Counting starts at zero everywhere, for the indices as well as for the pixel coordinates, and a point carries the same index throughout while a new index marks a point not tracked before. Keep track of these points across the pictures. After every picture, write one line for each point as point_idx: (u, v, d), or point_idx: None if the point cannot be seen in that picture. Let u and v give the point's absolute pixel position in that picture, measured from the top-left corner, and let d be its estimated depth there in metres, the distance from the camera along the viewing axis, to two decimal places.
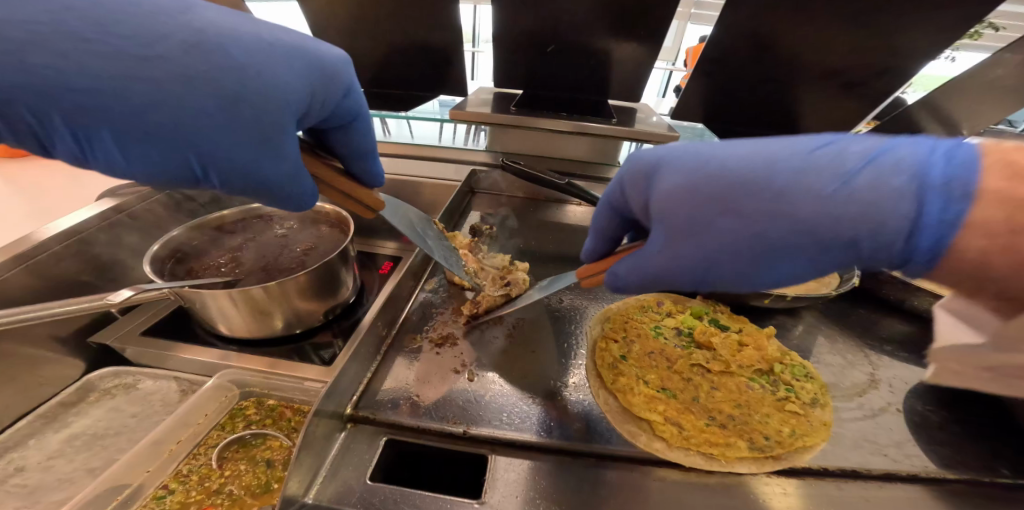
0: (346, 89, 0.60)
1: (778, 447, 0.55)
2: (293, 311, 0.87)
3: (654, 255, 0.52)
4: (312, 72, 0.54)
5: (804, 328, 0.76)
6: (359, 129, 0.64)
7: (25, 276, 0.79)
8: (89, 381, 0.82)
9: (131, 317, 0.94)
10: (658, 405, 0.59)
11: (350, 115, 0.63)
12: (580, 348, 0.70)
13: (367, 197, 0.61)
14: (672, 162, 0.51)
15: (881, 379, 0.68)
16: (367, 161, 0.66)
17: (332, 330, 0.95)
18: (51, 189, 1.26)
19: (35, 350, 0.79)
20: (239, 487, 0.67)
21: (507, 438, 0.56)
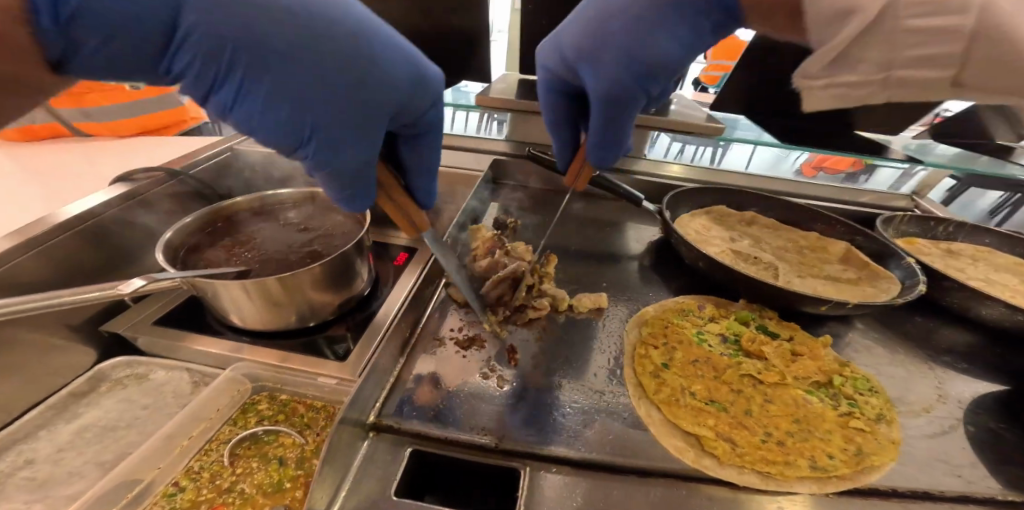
0: (435, 103, 0.60)
1: (843, 467, 0.49)
2: (308, 304, 0.84)
3: (596, 92, 0.67)
4: (420, 82, 0.54)
5: (857, 335, 0.70)
6: (433, 145, 0.64)
7: (38, 260, 0.76)
8: (101, 370, 0.79)
9: (144, 305, 0.91)
10: (707, 419, 0.54)
11: (430, 126, 0.62)
12: (617, 354, 0.65)
13: (417, 217, 0.61)
14: (584, 38, 0.67)
15: (948, 395, 0.62)
16: (426, 179, 0.66)
17: (346, 323, 0.91)
18: (65, 172, 1.23)
19: (46, 337, 0.76)
20: (251, 485, 0.63)
21: (542, 450, 0.51)
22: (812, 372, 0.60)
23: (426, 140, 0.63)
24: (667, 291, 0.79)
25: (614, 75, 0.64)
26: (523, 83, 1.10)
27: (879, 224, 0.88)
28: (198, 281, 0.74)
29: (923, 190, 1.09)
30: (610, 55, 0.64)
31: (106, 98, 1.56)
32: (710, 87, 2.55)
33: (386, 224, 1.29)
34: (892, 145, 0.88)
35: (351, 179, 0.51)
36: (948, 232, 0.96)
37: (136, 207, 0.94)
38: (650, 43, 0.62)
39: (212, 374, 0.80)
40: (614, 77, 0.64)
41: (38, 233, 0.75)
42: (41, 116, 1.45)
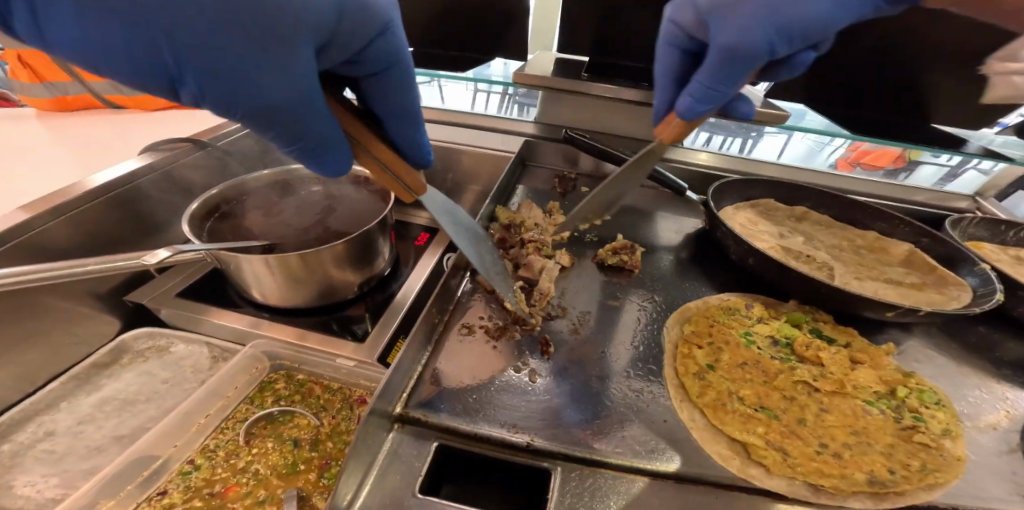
0: (381, 31, 0.48)
1: (905, 483, 0.45)
2: (329, 282, 0.82)
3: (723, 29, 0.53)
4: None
5: (916, 344, 0.64)
6: (397, 83, 0.52)
7: (67, 227, 0.75)
8: (123, 342, 0.79)
9: (167, 277, 0.90)
10: (756, 427, 0.50)
11: (383, 62, 0.51)
12: (655, 352, 0.61)
13: (409, 178, 0.54)
14: None
15: (1017, 411, 0.56)
16: (412, 128, 0.56)
17: (365, 303, 0.89)
18: (95, 142, 1.23)
19: (72, 305, 0.76)
20: (265, 466, 0.62)
21: (576, 450, 0.48)
22: (872, 381, 0.55)
23: (388, 79, 0.52)
24: (709, 287, 0.74)
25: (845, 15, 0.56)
26: (560, 62, 1.02)
27: (947, 225, 0.80)
28: (222, 254, 0.72)
29: (990, 191, 0.99)
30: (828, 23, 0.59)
31: None
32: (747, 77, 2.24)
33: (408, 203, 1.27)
34: (969, 140, 0.80)
35: (290, 123, 0.42)
36: (1019, 238, 0.87)
37: (163, 178, 0.93)
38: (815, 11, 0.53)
39: (231, 350, 0.79)
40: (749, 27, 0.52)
41: (69, 199, 0.74)
42: (75, 87, 1.44)
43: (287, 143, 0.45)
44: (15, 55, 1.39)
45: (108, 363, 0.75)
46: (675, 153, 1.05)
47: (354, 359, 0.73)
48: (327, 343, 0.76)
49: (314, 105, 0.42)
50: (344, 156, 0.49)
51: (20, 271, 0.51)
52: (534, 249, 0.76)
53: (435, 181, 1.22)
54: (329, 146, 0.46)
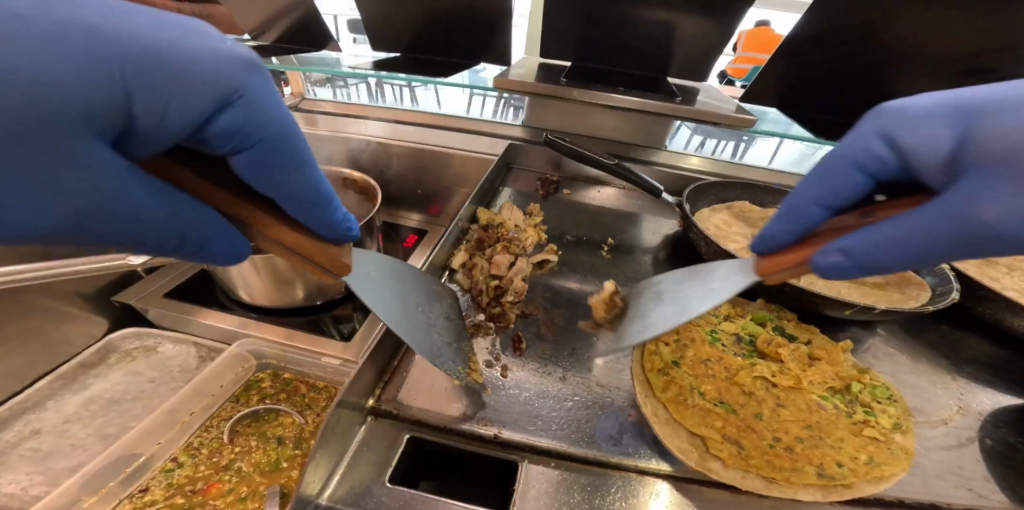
0: (230, 100, 0.37)
1: (852, 476, 0.47)
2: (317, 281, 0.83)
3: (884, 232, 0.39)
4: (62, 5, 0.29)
5: (878, 341, 0.67)
6: (276, 159, 0.40)
7: None
8: (111, 341, 0.79)
9: (155, 276, 0.90)
10: (714, 420, 0.52)
11: (248, 139, 0.38)
12: (624, 349, 0.63)
13: (323, 260, 0.44)
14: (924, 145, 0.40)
15: (970, 406, 0.58)
16: (324, 210, 0.43)
17: (351, 304, 0.90)
18: None
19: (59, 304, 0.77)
20: (248, 464, 0.63)
21: (542, 445, 0.49)
22: (828, 377, 0.57)
23: (263, 154, 0.39)
24: None
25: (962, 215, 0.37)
26: (543, 68, 1.04)
27: None
28: None
29: None
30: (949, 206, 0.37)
31: None
32: (738, 81, 2.16)
33: (398, 204, 1.30)
34: None
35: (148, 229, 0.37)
36: None
37: None
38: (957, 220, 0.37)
39: (219, 349, 0.80)
40: (902, 248, 0.39)
41: None
42: None
43: (166, 241, 0.40)
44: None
45: (96, 362, 0.76)
46: (655, 156, 1.07)
47: (341, 357, 0.74)
48: (313, 342, 0.78)
49: (125, 193, 0.35)
50: (230, 242, 0.43)
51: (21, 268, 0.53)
52: (505, 249, 0.77)
53: (424, 183, 1.24)
54: (215, 243, 0.41)
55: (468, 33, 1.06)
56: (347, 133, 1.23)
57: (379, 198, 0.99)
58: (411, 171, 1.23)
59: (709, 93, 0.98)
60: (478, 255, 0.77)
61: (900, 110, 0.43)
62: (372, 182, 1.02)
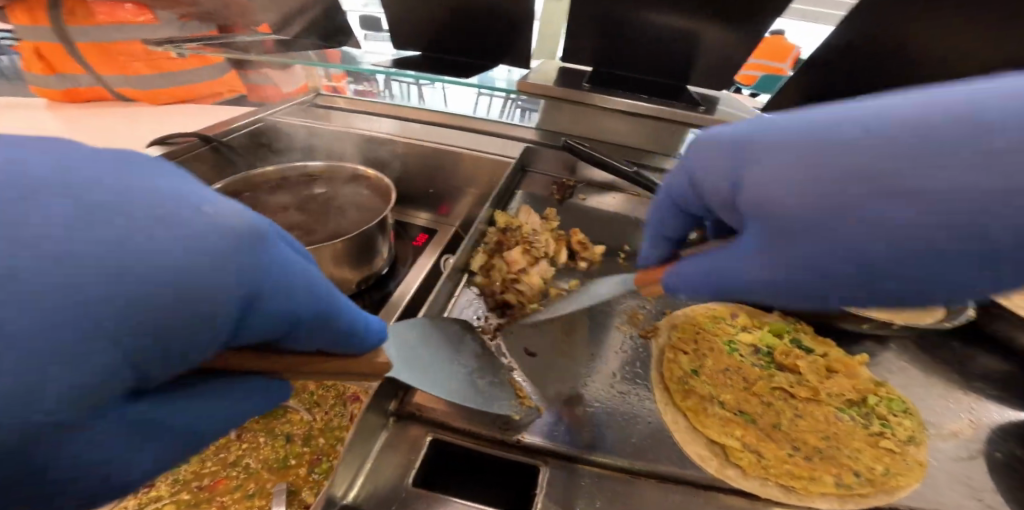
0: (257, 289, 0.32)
1: (868, 486, 0.48)
2: (327, 277, 0.87)
3: (740, 256, 0.46)
4: (33, 191, 0.25)
5: (893, 355, 0.67)
6: (315, 315, 0.37)
7: None
8: None
9: None
10: (734, 430, 0.53)
11: (286, 316, 0.35)
12: (642, 355, 0.63)
13: (370, 366, 0.43)
14: (760, 140, 0.45)
15: (982, 420, 0.59)
16: (358, 341, 0.42)
17: (361, 301, 0.95)
18: (103, 135, 1.25)
19: None
20: (256, 460, 0.63)
21: (563, 449, 0.50)
22: (846, 389, 0.58)
23: (304, 326, 0.37)
24: None
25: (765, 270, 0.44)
26: (563, 72, 1.04)
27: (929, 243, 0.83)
28: None
29: None
30: (793, 248, 0.41)
31: (149, 68, 1.45)
32: (749, 89, 2.17)
33: (409, 202, 1.31)
34: None
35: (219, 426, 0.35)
36: None
37: None
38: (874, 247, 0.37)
39: None
40: (767, 280, 0.44)
41: None
42: (87, 79, 1.44)
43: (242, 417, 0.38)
44: (31, 47, 1.39)
45: None
46: (669, 164, 1.08)
47: None
48: None
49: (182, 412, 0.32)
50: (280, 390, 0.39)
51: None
52: (524, 251, 0.78)
53: (436, 183, 1.25)
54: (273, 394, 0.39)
55: (489, 34, 1.06)
56: (357, 129, 1.27)
57: (394, 199, 1.01)
58: (423, 171, 1.24)
59: (729, 103, 0.98)
60: (496, 257, 0.78)
61: (716, 134, 0.51)
62: (383, 178, 1.09)
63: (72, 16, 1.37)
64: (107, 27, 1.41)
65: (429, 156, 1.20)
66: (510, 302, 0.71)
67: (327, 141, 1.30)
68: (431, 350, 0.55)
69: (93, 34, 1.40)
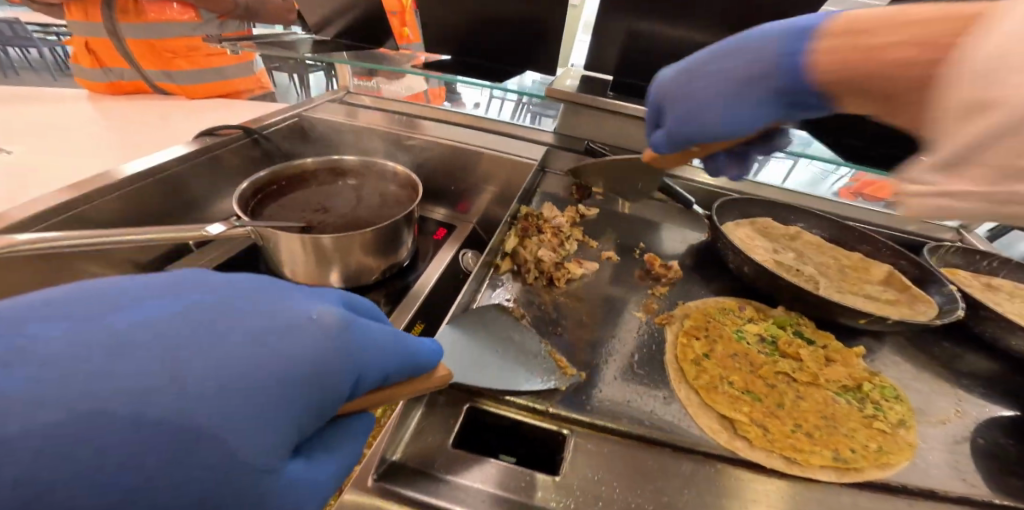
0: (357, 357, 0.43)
1: (863, 460, 0.53)
2: (354, 263, 0.94)
3: (678, 121, 0.65)
4: (220, 313, 0.37)
5: (886, 352, 0.73)
6: (396, 369, 0.46)
7: (119, 202, 0.92)
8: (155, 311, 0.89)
9: (205, 252, 1.02)
10: (743, 407, 0.59)
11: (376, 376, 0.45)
12: (658, 341, 0.69)
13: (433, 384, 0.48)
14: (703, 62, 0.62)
15: (966, 411, 0.65)
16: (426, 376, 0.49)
17: (383, 290, 1.02)
18: (143, 126, 1.32)
19: (102, 269, 0.88)
20: None
21: (587, 419, 0.56)
22: (843, 376, 0.64)
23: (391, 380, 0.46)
24: (708, 290, 0.83)
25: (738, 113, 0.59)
26: (586, 80, 1.11)
27: (925, 252, 0.89)
28: (265, 232, 0.86)
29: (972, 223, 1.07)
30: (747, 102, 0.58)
31: (190, 64, 1.55)
32: None
33: (430, 199, 1.38)
34: None
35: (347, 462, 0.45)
36: (991, 267, 0.96)
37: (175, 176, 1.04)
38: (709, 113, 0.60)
39: None
40: (736, 120, 0.59)
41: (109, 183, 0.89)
42: (130, 74, 1.53)
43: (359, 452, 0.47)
44: (82, 41, 1.45)
45: None
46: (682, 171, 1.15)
47: None
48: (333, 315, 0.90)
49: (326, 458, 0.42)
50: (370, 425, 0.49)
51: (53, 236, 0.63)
52: (553, 237, 0.86)
53: (457, 181, 1.31)
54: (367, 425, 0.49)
55: (518, 41, 1.13)
56: (385, 126, 1.34)
57: (421, 194, 1.07)
58: (446, 169, 1.30)
59: None
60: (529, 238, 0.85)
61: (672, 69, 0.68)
62: (412, 174, 1.13)
63: (125, 13, 1.43)
64: (154, 24, 1.48)
65: (453, 155, 1.26)
66: (543, 286, 0.78)
67: (355, 137, 1.37)
68: (498, 356, 0.61)
69: (140, 31, 1.46)
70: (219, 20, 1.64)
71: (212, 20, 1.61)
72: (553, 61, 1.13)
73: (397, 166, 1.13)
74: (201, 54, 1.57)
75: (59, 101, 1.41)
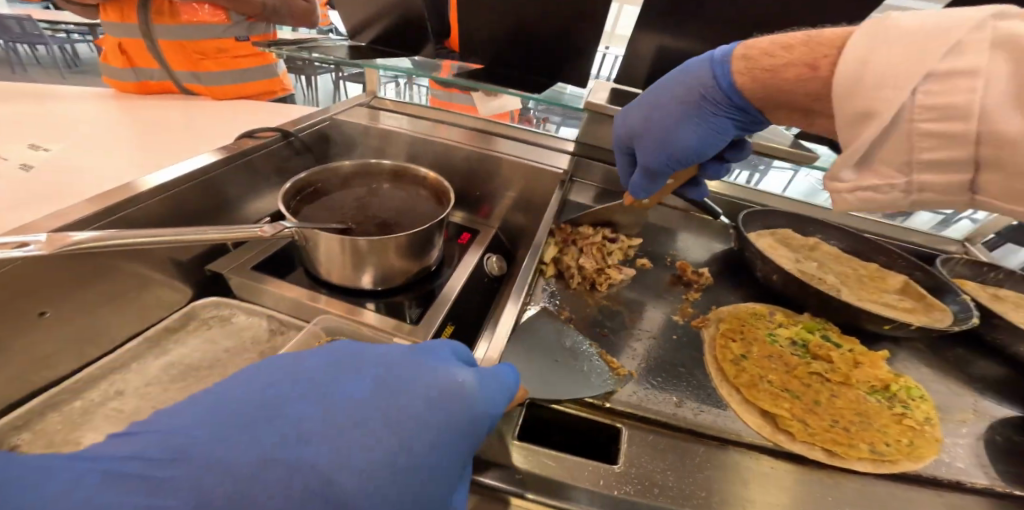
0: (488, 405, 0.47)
1: (897, 454, 0.58)
2: (387, 265, 0.97)
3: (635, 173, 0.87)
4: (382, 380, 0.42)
5: (905, 356, 0.79)
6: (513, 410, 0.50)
7: (164, 202, 0.95)
8: (193, 309, 0.86)
9: (240, 253, 1.05)
10: (784, 403, 0.63)
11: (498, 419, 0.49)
12: (696, 343, 0.74)
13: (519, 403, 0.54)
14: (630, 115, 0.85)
15: (982, 412, 0.70)
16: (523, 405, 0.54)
17: (411, 292, 1.04)
18: (174, 127, 1.35)
19: (150, 272, 0.90)
20: None
21: (641, 412, 0.60)
22: (872, 377, 0.69)
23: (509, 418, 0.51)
24: (736, 296, 0.88)
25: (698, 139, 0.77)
26: (615, 93, 1.17)
27: (937, 263, 0.95)
28: (308, 232, 0.90)
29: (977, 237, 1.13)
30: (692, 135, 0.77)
31: (218, 65, 1.59)
32: None
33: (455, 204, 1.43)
34: None
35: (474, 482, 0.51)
36: (997, 278, 1.02)
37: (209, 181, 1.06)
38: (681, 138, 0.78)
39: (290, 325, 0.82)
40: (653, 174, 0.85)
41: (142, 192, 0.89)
42: (159, 74, 1.57)
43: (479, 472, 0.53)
44: (115, 42, 1.51)
45: (178, 327, 0.81)
46: None
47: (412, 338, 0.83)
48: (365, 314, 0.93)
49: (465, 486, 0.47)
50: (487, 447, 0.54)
51: (99, 235, 0.62)
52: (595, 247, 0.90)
53: (483, 187, 1.36)
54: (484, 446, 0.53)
55: (549, 54, 1.17)
56: (413, 132, 1.38)
57: (451, 201, 1.11)
58: (473, 175, 1.35)
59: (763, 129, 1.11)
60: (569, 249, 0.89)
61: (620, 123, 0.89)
62: (443, 180, 1.17)
63: (160, 15, 1.46)
64: (189, 26, 1.51)
65: (481, 161, 1.31)
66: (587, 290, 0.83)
67: (384, 142, 1.41)
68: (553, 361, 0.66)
69: (173, 32, 1.49)
70: (248, 22, 1.65)
71: (241, 22, 1.63)
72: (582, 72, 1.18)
73: (428, 173, 1.17)
74: (230, 55, 1.61)
75: (88, 100, 1.43)
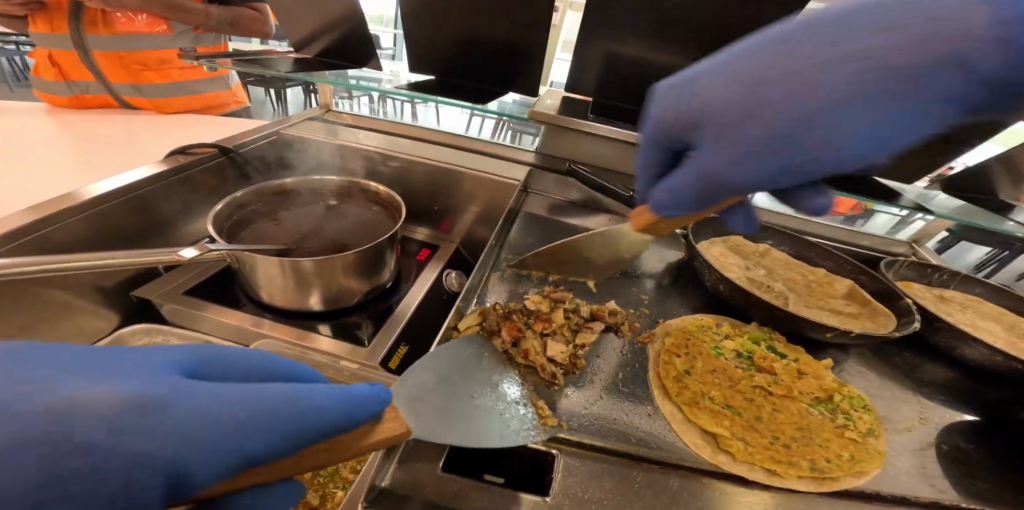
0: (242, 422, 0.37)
1: (838, 470, 0.57)
2: (336, 286, 0.92)
3: (706, 159, 0.55)
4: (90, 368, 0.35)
5: (854, 363, 0.78)
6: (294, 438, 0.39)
7: (87, 223, 0.87)
8: (120, 335, 0.81)
9: (177, 275, 0.99)
10: (724, 421, 0.62)
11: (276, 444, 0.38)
12: (642, 359, 0.72)
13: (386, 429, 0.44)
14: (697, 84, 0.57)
15: (928, 418, 0.70)
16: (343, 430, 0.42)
17: (365, 312, 0.99)
18: (109, 143, 1.26)
19: (71, 298, 0.82)
20: None
21: (576, 438, 0.57)
22: (815, 388, 0.68)
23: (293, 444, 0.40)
24: (687, 308, 0.86)
25: (743, 165, 0.53)
26: (565, 103, 1.15)
27: (883, 266, 0.96)
28: (243, 255, 0.83)
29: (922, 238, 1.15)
30: (743, 146, 0.53)
31: (161, 76, 1.50)
32: None
33: (413, 218, 1.39)
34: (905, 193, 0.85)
35: None
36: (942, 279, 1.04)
37: (143, 199, 0.99)
38: (818, 160, 0.51)
39: None
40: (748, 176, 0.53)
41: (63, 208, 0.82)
42: (96, 87, 1.48)
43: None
44: (47, 55, 1.42)
45: None
46: None
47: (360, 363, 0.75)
48: (318, 343, 0.88)
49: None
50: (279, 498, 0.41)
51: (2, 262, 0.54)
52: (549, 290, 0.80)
53: (441, 201, 1.31)
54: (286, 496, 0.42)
55: (499, 64, 1.15)
56: (365, 145, 1.32)
57: (404, 215, 1.06)
58: (430, 188, 1.30)
59: None
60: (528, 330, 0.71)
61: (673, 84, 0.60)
62: (395, 196, 1.14)
63: (93, 26, 1.39)
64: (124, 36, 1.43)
65: (437, 174, 1.27)
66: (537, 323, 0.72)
67: (337, 156, 1.36)
68: (468, 399, 0.58)
69: (108, 43, 1.42)
70: (194, 33, 1.58)
71: (185, 32, 1.55)
72: (534, 83, 1.16)
73: (380, 187, 1.12)
74: (175, 68, 1.52)
75: (16, 115, 1.33)
